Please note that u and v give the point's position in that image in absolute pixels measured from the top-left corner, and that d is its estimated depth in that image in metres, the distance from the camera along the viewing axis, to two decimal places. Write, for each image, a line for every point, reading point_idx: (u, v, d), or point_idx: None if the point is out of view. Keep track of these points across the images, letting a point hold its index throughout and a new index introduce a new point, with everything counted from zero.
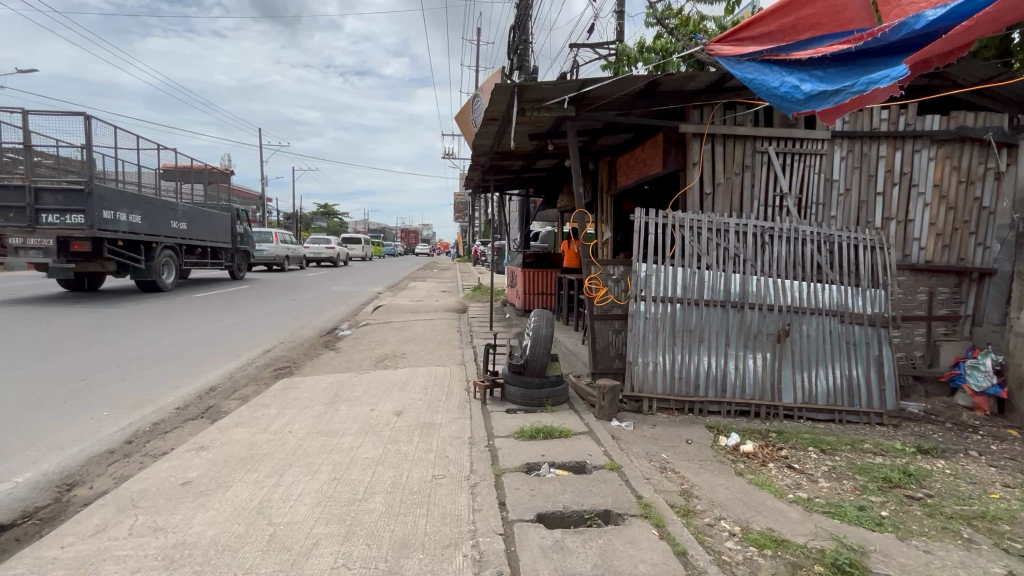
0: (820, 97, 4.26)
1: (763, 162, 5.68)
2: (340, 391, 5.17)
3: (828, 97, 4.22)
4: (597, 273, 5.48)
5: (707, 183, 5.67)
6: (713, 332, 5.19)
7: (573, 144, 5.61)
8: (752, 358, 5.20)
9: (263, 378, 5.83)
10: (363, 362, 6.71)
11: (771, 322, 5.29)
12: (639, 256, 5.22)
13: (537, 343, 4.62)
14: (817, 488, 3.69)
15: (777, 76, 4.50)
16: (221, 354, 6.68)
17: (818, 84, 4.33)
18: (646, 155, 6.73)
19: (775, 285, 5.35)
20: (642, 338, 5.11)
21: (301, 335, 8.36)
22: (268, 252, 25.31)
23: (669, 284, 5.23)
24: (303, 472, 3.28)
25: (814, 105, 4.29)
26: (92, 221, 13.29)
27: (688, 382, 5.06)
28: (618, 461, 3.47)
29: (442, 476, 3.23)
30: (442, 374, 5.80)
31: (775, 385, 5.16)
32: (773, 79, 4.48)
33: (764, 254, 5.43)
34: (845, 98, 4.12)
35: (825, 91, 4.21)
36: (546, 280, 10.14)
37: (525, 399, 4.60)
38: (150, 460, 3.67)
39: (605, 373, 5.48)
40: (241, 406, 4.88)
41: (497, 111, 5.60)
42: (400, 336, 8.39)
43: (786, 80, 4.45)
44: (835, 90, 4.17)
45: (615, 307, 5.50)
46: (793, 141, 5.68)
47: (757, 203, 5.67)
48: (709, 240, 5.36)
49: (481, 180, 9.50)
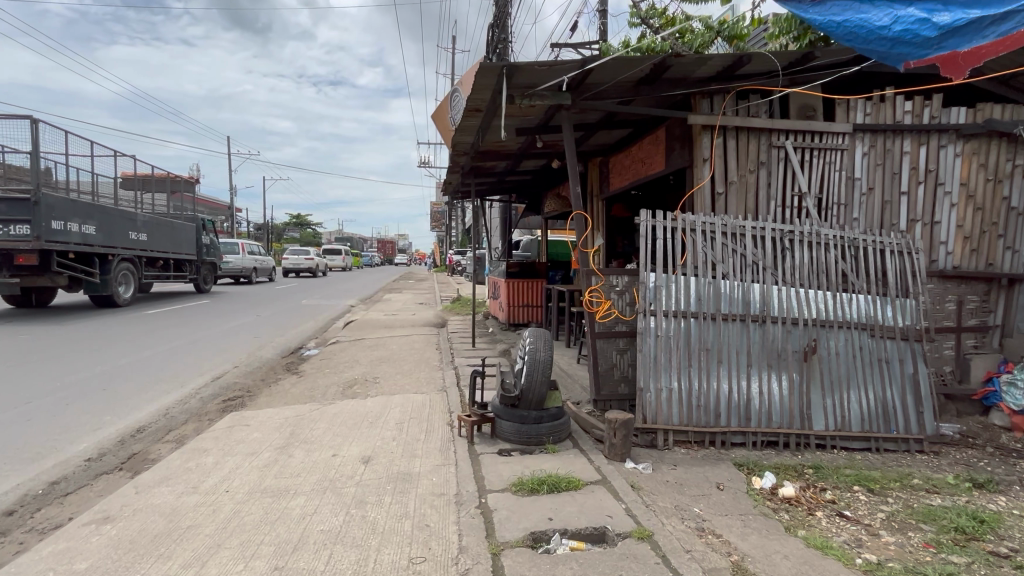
0: (962, 32, 3.86)
1: (780, 158, 5.06)
2: (297, 430, 4.32)
3: (975, 29, 3.85)
4: (598, 285, 4.74)
5: (719, 182, 5.01)
6: (733, 352, 4.52)
7: (569, 136, 4.89)
8: (777, 381, 4.53)
9: (208, 414, 4.94)
10: (330, 389, 5.85)
11: (796, 338, 4.66)
12: (648, 265, 4.55)
13: (534, 369, 3.88)
14: (883, 547, 3.02)
15: (884, 15, 4.05)
16: (163, 382, 5.75)
17: (949, 17, 3.93)
18: (645, 153, 6.06)
19: (798, 296, 4.74)
20: (654, 359, 4.41)
21: (262, 357, 7.44)
22: (235, 264, 23.96)
23: (682, 297, 4.56)
24: (234, 559, 2.46)
25: (954, 43, 3.88)
26: (39, 233, 12.13)
27: (709, 411, 4.36)
28: (647, 526, 2.74)
29: (422, 559, 2.45)
30: (421, 404, 4.99)
31: (804, 412, 4.50)
32: (882, 19, 4.03)
33: (784, 262, 4.82)
34: (1008, 28, 3.77)
35: (974, 23, 3.83)
36: (531, 291, 9.41)
37: (520, 438, 3.85)
38: (35, 540, 2.80)
39: (609, 401, 4.76)
40: (174, 453, 4.00)
41: (481, 100, 4.87)
42: (373, 356, 7.53)
43: (899, 18, 4.00)
44: (990, 22, 3.80)
45: (620, 324, 4.79)
46: (812, 135, 5.09)
47: (774, 205, 5.05)
48: (724, 246, 4.74)
49: (462, 184, 8.73)
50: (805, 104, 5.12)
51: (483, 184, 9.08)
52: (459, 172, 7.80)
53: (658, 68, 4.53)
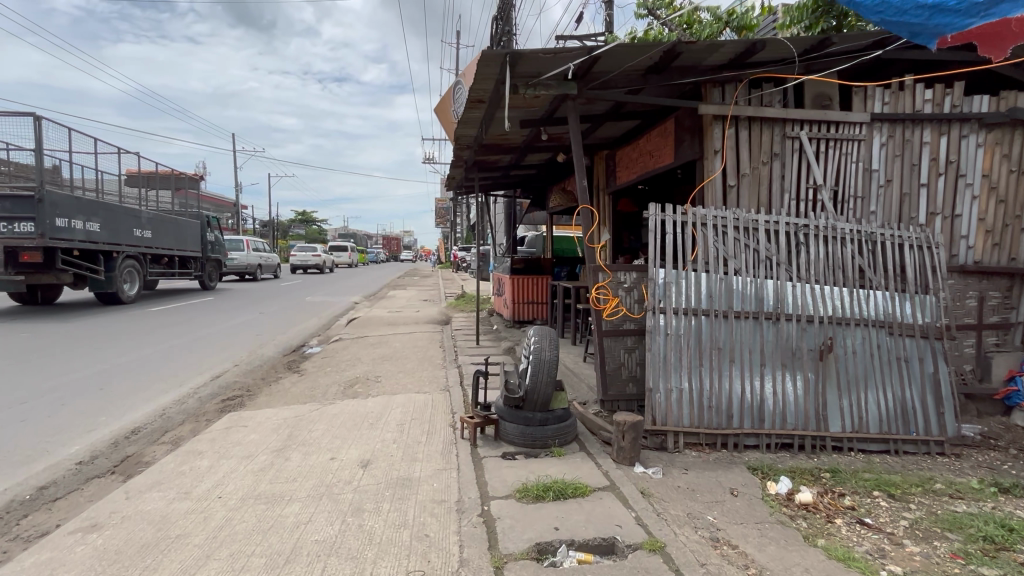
0: (972, 10, 3.71)
1: (794, 149, 4.88)
2: (295, 431, 4.20)
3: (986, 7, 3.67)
4: (605, 281, 4.58)
5: (731, 174, 4.83)
6: (746, 350, 4.36)
7: (575, 127, 4.72)
8: (791, 381, 4.37)
9: (206, 414, 4.83)
10: (330, 388, 5.73)
11: (811, 336, 4.49)
12: (657, 260, 4.40)
13: (539, 369, 3.73)
14: (908, 558, 2.86)
15: None
16: (161, 382, 5.65)
17: None
18: (653, 146, 5.89)
19: (813, 293, 4.57)
20: (664, 359, 4.26)
21: (263, 355, 7.33)
22: (239, 261, 23.93)
23: (692, 294, 4.40)
24: (223, 572, 2.34)
25: (961, 21, 3.75)
26: (43, 230, 12.09)
27: (721, 412, 4.19)
28: (659, 537, 2.59)
29: (421, 573, 2.31)
30: (423, 404, 4.86)
31: (820, 413, 4.33)
32: None
33: (799, 257, 4.65)
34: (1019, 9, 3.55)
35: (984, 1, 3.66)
36: (536, 287, 9.26)
37: (525, 440, 3.71)
38: (19, 549, 2.68)
39: (617, 401, 4.61)
40: (169, 455, 3.89)
41: (484, 90, 4.71)
42: (375, 354, 7.41)
43: None
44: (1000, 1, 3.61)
45: (628, 322, 4.63)
46: (827, 126, 4.91)
47: (788, 198, 4.88)
48: (736, 241, 4.58)
49: (465, 178, 8.57)
50: (821, 92, 4.92)
51: (487, 178, 8.92)
52: (462, 167, 7.65)
53: (667, 55, 4.35)
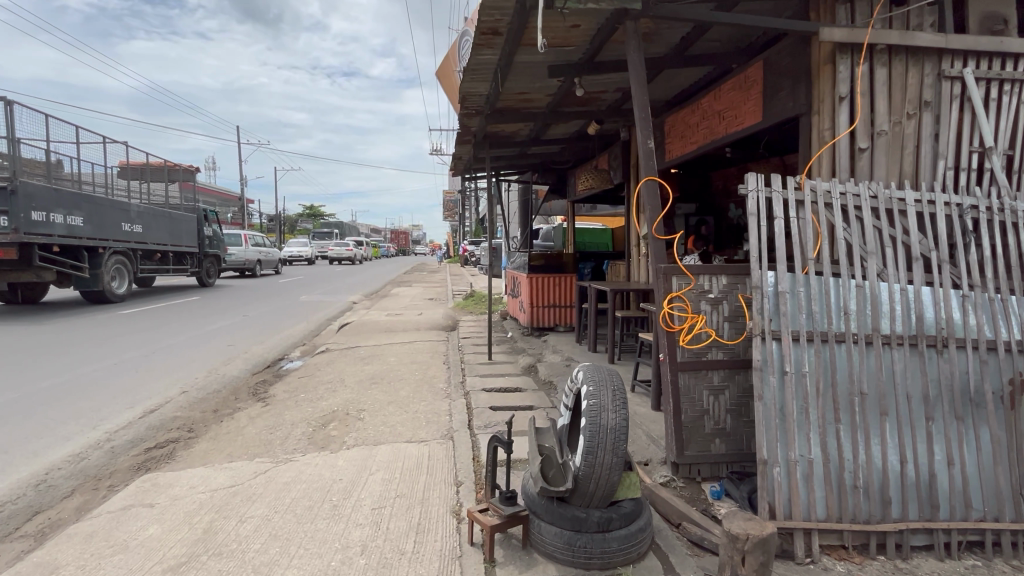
0: None
1: (955, 95, 3.32)
2: (216, 522, 2.78)
3: None
4: (682, 291, 3.10)
5: (863, 133, 3.30)
6: (904, 398, 2.85)
7: (635, 63, 3.21)
8: (971, 443, 2.86)
9: (109, 481, 3.41)
10: (298, 428, 4.31)
11: (995, 372, 2.96)
12: (763, 261, 2.93)
13: (598, 448, 2.25)
14: None
15: None
16: (73, 422, 4.27)
17: None
18: (727, 104, 4.38)
19: (993, 307, 3.05)
20: (780, 412, 2.79)
21: (226, 376, 5.93)
22: (237, 256, 22.62)
23: (820, 310, 2.91)
24: None
25: None
26: (15, 226, 10.73)
27: (872, 496, 2.70)
28: None
29: None
30: (414, 466, 3.40)
31: (1019, 494, 2.82)
32: None
33: (969, 252, 3.12)
34: None
35: None
36: (558, 289, 7.75)
37: (574, 559, 2.28)
38: None
39: (697, 466, 3.17)
40: (9, 569, 2.48)
41: (501, 11, 3.22)
42: (363, 374, 5.97)
43: None
44: None
45: (714, 350, 3.15)
46: (1000, 61, 3.35)
47: (948, 166, 3.31)
48: (875, 229, 3.09)
49: (476, 157, 7.06)
50: (991, 13, 3.38)
51: (502, 157, 7.40)
52: (471, 142, 6.15)
53: None
